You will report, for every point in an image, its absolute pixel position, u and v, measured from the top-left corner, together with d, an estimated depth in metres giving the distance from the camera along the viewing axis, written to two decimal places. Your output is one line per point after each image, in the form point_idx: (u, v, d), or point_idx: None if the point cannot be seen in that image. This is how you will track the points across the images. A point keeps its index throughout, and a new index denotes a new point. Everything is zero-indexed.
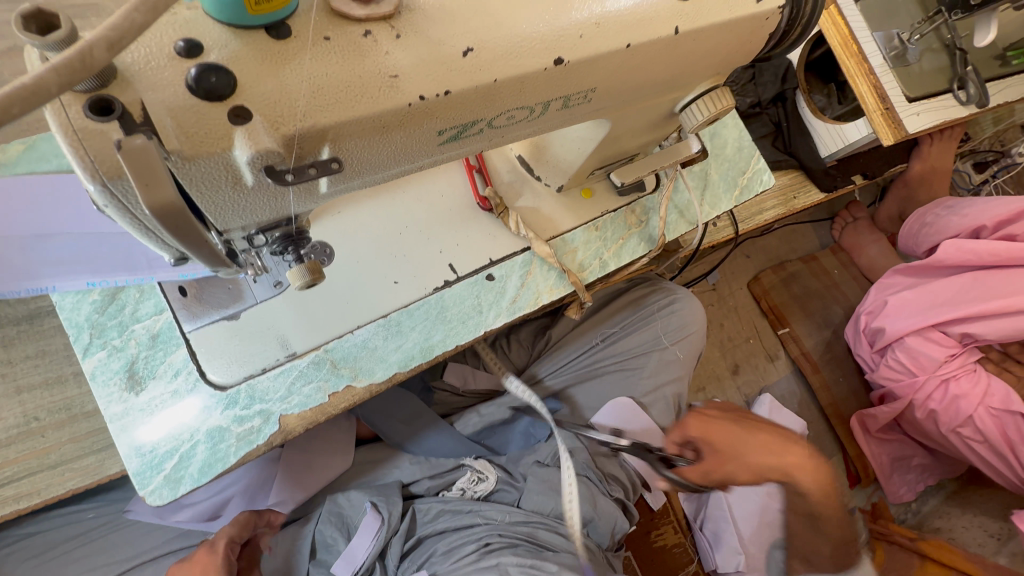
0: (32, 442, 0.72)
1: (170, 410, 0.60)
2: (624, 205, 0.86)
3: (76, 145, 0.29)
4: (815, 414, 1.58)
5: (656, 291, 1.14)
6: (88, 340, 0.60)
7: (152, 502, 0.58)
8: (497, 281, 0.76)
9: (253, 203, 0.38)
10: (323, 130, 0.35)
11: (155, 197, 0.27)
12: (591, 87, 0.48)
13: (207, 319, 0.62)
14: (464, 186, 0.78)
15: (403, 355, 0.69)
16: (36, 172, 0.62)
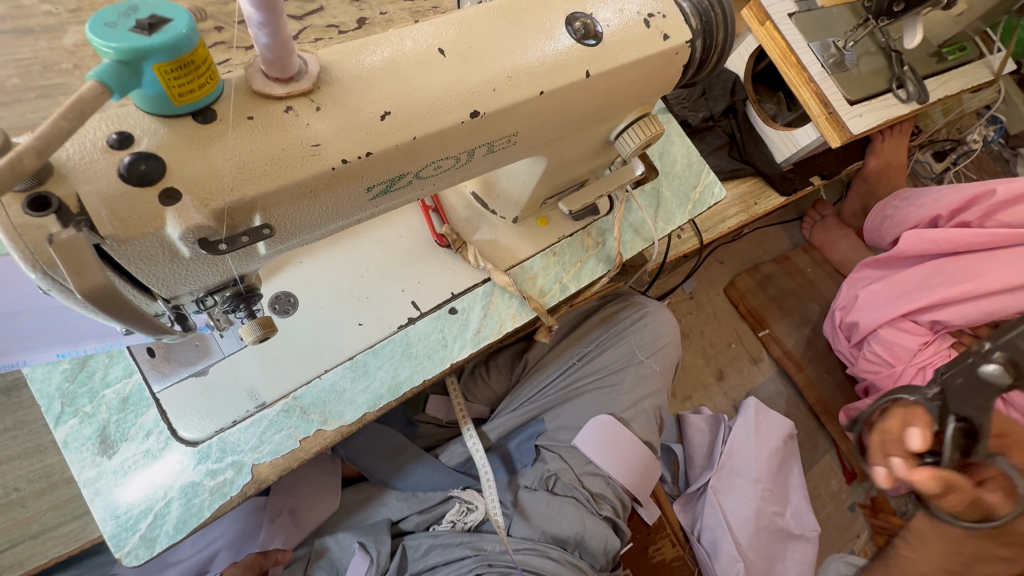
0: (14, 512, 0.74)
1: (144, 470, 0.61)
2: (580, 229, 0.90)
3: (15, 239, 0.32)
4: (804, 412, 1.59)
5: (627, 306, 1.17)
6: (59, 409, 0.61)
7: (129, 563, 0.59)
8: (459, 313, 0.79)
9: (194, 272, 0.42)
10: (251, 201, 0.39)
11: (85, 282, 0.31)
12: (513, 132, 0.52)
13: (175, 377, 0.64)
14: (422, 226, 0.81)
15: (371, 394, 0.71)
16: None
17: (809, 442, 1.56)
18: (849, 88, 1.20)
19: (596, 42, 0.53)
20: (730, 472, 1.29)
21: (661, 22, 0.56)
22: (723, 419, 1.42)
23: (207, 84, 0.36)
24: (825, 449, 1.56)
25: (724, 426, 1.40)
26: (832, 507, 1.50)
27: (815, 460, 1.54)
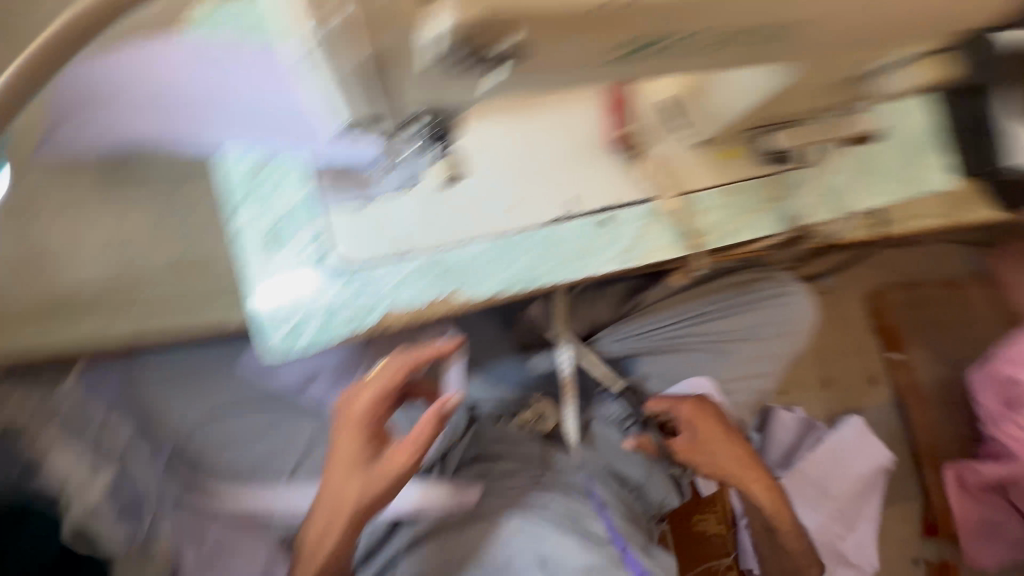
0: (175, 279, 0.82)
1: (293, 280, 0.66)
2: (768, 174, 0.78)
3: (323, 31, 0.35)
4: (903, 451, 1.44)
5: (767, 278, 1.05)
6: (238, 202, 0.68)
7: (270, 355, 0.66)
8: (612, 226, 0.73)
9: (427, 84, 0.39)
10: (512, 20, 0.34)
11: (354, 61, 0.37)
12: (793, 20, 0.42)
13: (335, 203, 0.66)
14: (604, 118, 0.74)
15: (507, 278, 0.70)
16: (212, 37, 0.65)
17: (895, 482, 1.43)
18: None
19: None
20: (805, 480, 1.22)
21: None
22: (816, 426, 1.33)
23: None
24: (910, 493, 1.43)
25: (813, 433, 1.31)
26: (895, 551, 1.40)
27: (894, 502, 1.42)
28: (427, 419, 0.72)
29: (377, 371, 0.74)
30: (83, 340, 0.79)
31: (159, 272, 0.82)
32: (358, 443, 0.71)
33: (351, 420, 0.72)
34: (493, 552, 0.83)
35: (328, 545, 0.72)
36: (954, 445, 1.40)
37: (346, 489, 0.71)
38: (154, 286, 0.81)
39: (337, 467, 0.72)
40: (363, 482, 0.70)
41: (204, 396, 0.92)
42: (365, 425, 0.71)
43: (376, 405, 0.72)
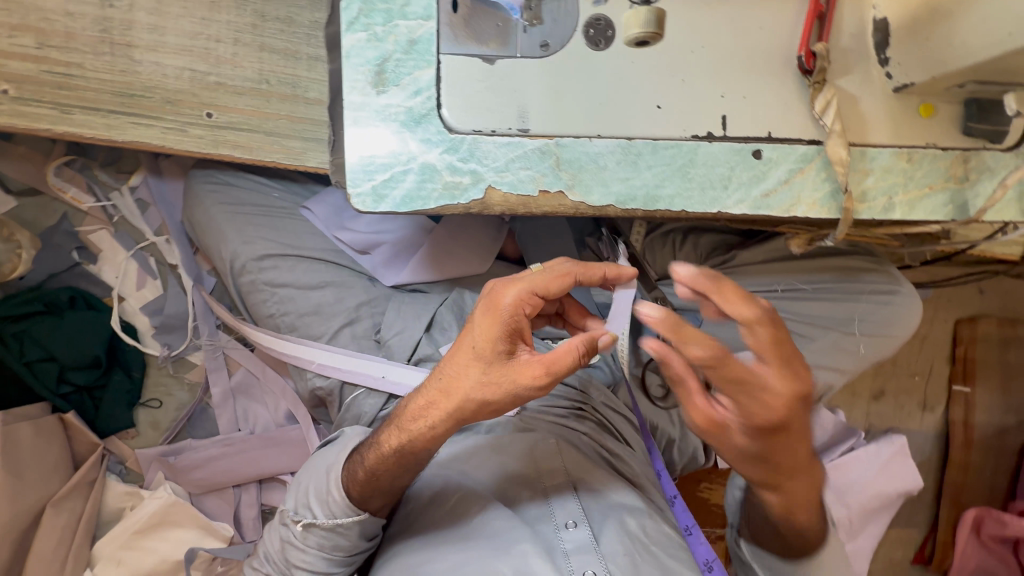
0: (257, 102, 0.74)
1: (397, 127, 0.56)
2: (959, 148, 0.64)
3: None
4: (929, 482, 1.39)
5: (878, 271, 0.94)
6: (355, 13, 0.54)
7: (354, 206, 0.57)
8: (762, 161, 0.61)
9: None
10: None
11: None
12: None
13: (465, 49, 0.56)
14: (793, 29, 0.60)
15: (626, 190, 0.60)
16: None
17: (909, 508, 1.40)
18: None
19: None
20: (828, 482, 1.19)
21: None
22: (858, 433, 1.23)
23: None
24: (917, 522, 1.40)
25: (852, 440, 1.22)
26: (879, 567, 1.41)
27: (899, 525, 1.40)
28: (577, 346, 0.58)
29: (541, 267, 0.62)
30: (152, 141, 0.74)
31: (241, 87, 0.74)
32: (491, 336, 0.59)
33: (495, 308, 0.59)
34: (560, 475, 0.76)
35: (415, 427, 0.65)
36: (984, 492, 1.34)
37: (456, 378, 0.61)
38: (236, 103, 0.74)
39: (460, 351, 0.61)
40: (478, 377, 0.60)
41: (269, 235, 0.87)
42: (505, 321, 0.59)
43: (526, 302, 0.60)
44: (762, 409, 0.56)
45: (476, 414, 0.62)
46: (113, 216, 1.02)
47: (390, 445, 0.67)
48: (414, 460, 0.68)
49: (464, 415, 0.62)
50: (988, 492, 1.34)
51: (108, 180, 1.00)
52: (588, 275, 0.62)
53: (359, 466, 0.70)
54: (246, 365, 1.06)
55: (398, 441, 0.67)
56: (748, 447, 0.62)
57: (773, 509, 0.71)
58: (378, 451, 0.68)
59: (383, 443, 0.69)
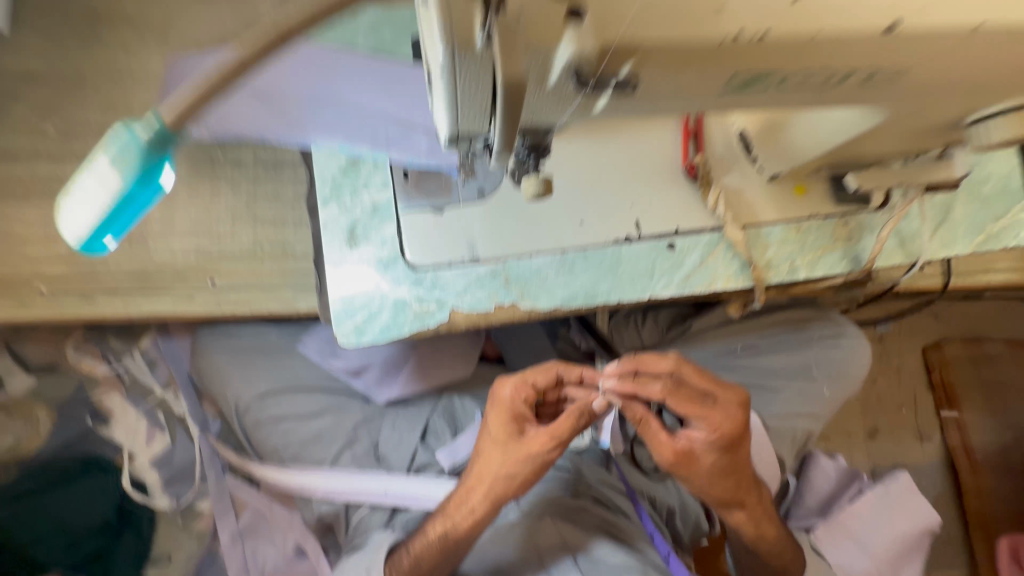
0: (254, 264, 0.87)
1: (371, 273, 0.68)
2: (838, 214, 0.77)
3: (449, 21, 0.32)
4: (951, 516, 1.37)
5: (821, 319, 1.03)
6: (328, 193, 0.69)
7: (340, 343, 0.67)
8: (676, 252, 0.73)
9: (548, 105, 0.39)
10: (637, 48, 0.35)
11: (510, 70, 0.34)
12: (904, 67, 0.42)
13: (418, 205, 0.69)
14: (674, 147, 0.75)
15: (567, 293, 0.71)
16: (343, 49, 0.72)
17: (943, 548, 1.35)
18: None
19: None
20: (847, 533, 1.17)
21: None
22: (860, 476, 1.25)
23: None
24: (957, 564, 1.34)
25: (857, 484, 1.23)
26: None
27: (940, 569, 1.34)
28: (575, 411, 0.65)
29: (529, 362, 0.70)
30: (164, 311, 0.85)
31: (239, 254, 0.87)
32: (503, 423, 0.67)
33: (501, 402, 0.67)
34: (561, 550, 0.79)
35: (460, 512, 0.70)
36: (1007, 517, 1.32)
37: (484, 464, 0.68)
38: (236, 268, 0.87)
39: (483, 438, 0.69)
40: (505, 459, 0.67)
41: (270, 372, 0.96)
42: (510, 409, 0.67)
43: (522, 391, 0.66)
44: (724, 428, 0.63)
45: (510, 491, 0.68)
46: (125, 378, 1.09)
47: (434, 533, 0.72)
48: (457, 549, 0.71)
49: (501, 495, 0.68)
50: (1011, 515, 1.32)
51: (120, 346, 1.10)
52: (570, 370, 0.68)
53: (404, 557, 0.73)
54: (253, 504, 1.09)
55: (444, 529, 0.71)
56: (718, 468, 0.66)
57: (749, 534, 0.75)
58: (425, 538, 0.73)
59: (427, 531, 0.73)
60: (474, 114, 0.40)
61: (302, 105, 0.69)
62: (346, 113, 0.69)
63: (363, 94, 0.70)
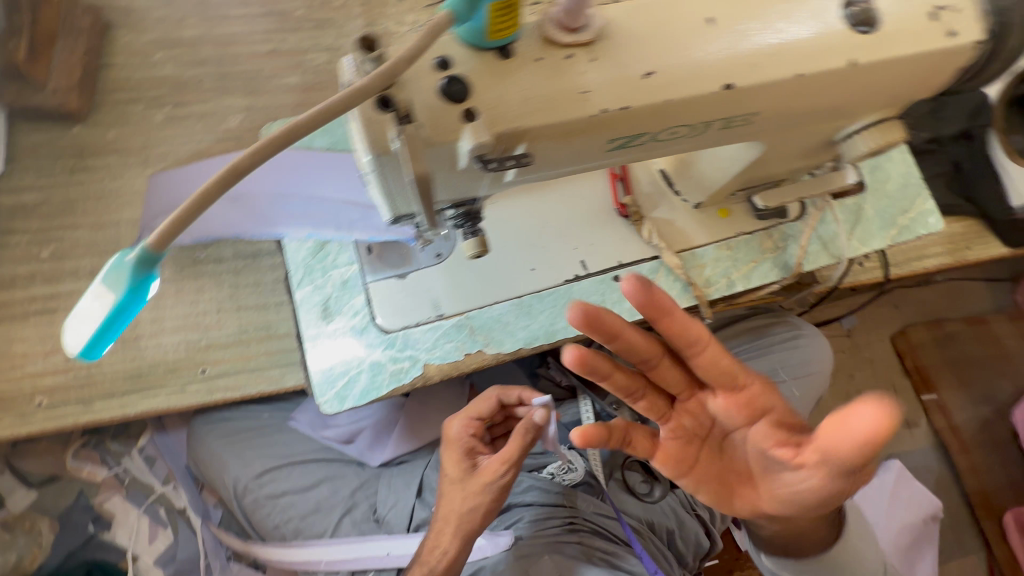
0: (241, 348, 0.93)
1: (347, 341, 0.74)
2: (761, 229, 0.86)
3: (370, 136, 0.41)
4: (956, 499, 1.38)
5: (780, 323, 1.10)
6: (301, 275, 0.76)
7: (323, 410, 0.72)
8: (622, 282, 0.81)
9: (463, 182, 0.48)
10: (524, 131, 0.44)
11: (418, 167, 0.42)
12: (755, 112, 0.51)
13: (384, 274, 0.76)
14: (605, 191, 0.84)
15: (529, 334, 0.78)
16: (311, 148, 0.82)
17: (954, 533, 1.35)
18: None
19: (870, 29, 0.50)
20: None
21: (953, 18, 0.52)
22: (855, 471, 1.27)
23: (516, 26, 0.43)
24: (972, 548, 1.34)
25: None
26: None
27: (956, 556, 1.33)
28: (521, 429, 0.70)
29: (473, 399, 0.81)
30: (159, 405, 0.90)
31: (227, 342, 0.93)
32: (455, 459, 0.75)
33: (449, 440, 0.77)
34: None
35: (435, 556, 0.72)
36: (1008, 491, 1.34)
37: (448, 503, 0.74)
38: (224, 355, 0.93)
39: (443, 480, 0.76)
40: (464, 493, 0.73)
41: (265, 451, 0.99)
42: (461, 444, 0.76)
43: (469, 426, 0.77)
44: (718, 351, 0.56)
45: (477, 523, 0.72)
46: (124, 480, 1.11)
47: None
48: None
49: (471, 529, 0.72)
50: (1012, 489, 1.34)
51: (118, 448, 1.12)
52: (509, 395, 0.79)
53: None
54: None
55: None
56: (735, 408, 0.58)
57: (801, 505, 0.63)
58: None
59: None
60: (404, 198, 0.48)
61: (250, 199, 0.79)
62: (288, 200, 0.79)
63: (302, 181, 0.80)
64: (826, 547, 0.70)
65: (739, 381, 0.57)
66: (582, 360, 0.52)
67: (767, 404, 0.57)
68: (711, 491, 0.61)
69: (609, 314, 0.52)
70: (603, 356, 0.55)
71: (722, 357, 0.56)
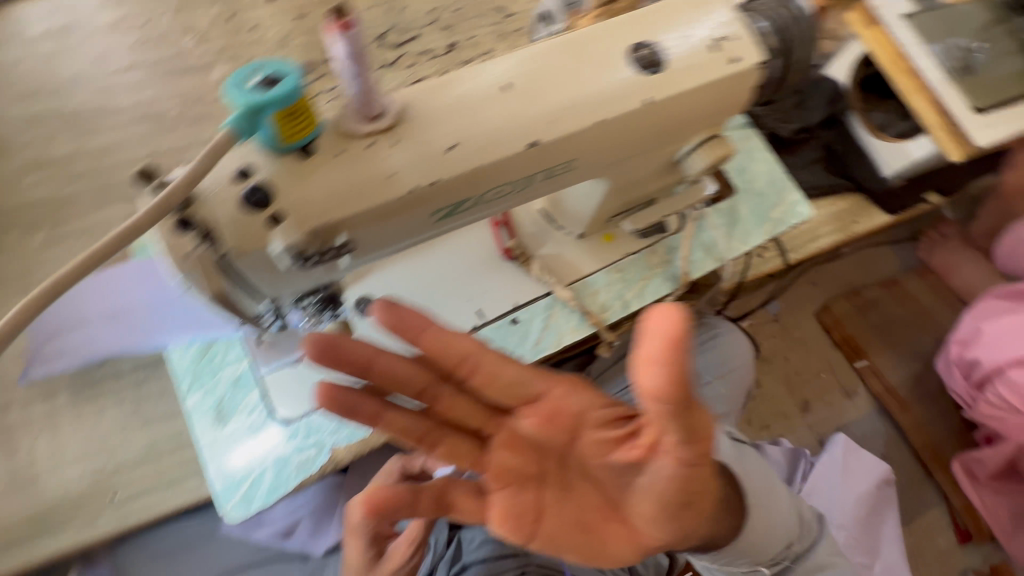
0: (153, 465, 0.89)
1: (246, 441, 0.73)
2: (646, 246, 0.89)
3: (178, 259, 0.42)
4: (908, 457, 1.43)
5: (700, 326, 1.12)
6: (188, 383, 0.75)
7: (230, 519, 0.71)
8: (520, 324, 0.84)
9: (292, 278, 0.48)
10: (336, 223, 0.45)
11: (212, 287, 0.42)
12: (571, 159, 0.54)
13: (277, 365, 0.74)
14: (488, 240, 0.84)
15: None
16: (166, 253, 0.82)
17: (913, 490, 1.39)
18: (975, 95, 1.06)
19: (657, 70, 0.54)
20: None
21: (733, 47, 0.57)
22: (804, 452, 1.30)
23: (312, 124, 0.44)
24: (933, 503, 1.39)
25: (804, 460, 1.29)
26: (938, 569, 1.34)
27: (919, 513, 1.37)
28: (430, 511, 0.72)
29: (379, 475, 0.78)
30: (70, 546, 0.84)
31: (136, 461, 0.89)
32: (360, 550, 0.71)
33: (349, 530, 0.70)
34: None
35: None
36: (952, 439, 1.39)
37: None
38: (136, 475, 0.88)
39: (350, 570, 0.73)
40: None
41: (202, 565, 0.95)
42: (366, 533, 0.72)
43: None
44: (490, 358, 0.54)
45: None
46: None
47: None
48: None
49: None
50: (955, 437, 1.39)
51: None
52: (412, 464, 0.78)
53: None
54: None
55: None
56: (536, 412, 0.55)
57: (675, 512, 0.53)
58: None
59: None
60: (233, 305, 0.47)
61: (78, 329, 0.83)
62: (112, 322, 0.83)
63: (117, 298, 0.83)
64: (710, 529, 0.55)
65: (531, 391, 0.55)
66: (331, 395, 0.52)
67: (573, 407, 0.55)
68: (573, 533, 0.56)
69: (353, 343, 0.52)
70: (361, 389, 0.54)
71: (500, 369, 0.54)
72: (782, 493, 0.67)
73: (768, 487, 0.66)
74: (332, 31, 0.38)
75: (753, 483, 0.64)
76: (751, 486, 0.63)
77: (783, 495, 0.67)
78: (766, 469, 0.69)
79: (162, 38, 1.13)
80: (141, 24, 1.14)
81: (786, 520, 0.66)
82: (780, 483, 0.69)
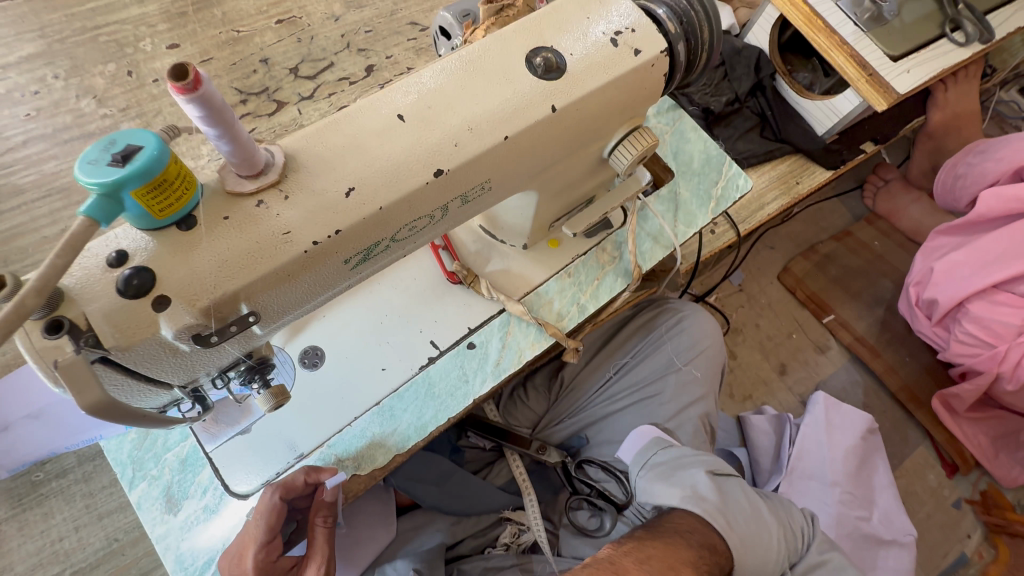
0: (116, 560, 0.84)
1: (204, 525, 0.69)
2: (593, 245, 0.87)
3: (47, 368, 0.37)
4: (887, 401, 1.45)
5: (663, 312, 1.12)
6: (130, 474, 0.70)
7: None
8: (478, 347, 0.80)
9: (200, 359, 0.45)
10: (234, 294, 0.42)
11: (86, 399, 0.36)
12: (484, 180, 0.52)
13: (224, 436, 0.70)
14: (433, 264, 0.82)
15: (400, 436, 0.75)
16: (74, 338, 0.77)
17: (897, 433, 1.42)
18: (889, 43, 1.08)
19: (560, 74, 0.52)
20: (803, 476, 1.22)
21: (634, 38, 0.55)
22: (786, 417, 1.33)
23: (186, 195, 0.40)
24: (918, 442, 1.41)
25: (789, 425, 1.31)
26: (933, 506, 1.37)
27: (906, 454, 1.40)
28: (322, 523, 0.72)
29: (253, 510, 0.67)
30: None
31: (96, 561, 0.83)
32: None
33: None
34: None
35: None
36: (926, 377, 1.42)
37: None
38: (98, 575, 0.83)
39: None
40: None
41: None
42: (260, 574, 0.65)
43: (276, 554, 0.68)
44: None
45: None
46: None
47: None
48: None
49: None
50: (929, 374, 1.42)
51: None
52: (290, 484, 0.68)
53: None
54: None
55: None
56: None
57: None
58: None
59: None
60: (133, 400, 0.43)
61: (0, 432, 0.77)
62: (36, 419, 0.77)
63: (37, 393, 0.77)
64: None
65: None
66: None
67: None
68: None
69: None
70: None
71: None
72: (769, 527, 0.78)
73: (754, 528, 0.77)
74: (177, 94, 0.34)
75: (737, 530, 0.76)
76: (737, 535, 0.75)
77: (771, 529, 0.78)
78: (752, 506, 0.80)
79: (58, 104, 1.06)
80: (32, 93, 1.06)
81: (776, 554, 0.76)
82: (766, 515, 0.79)
